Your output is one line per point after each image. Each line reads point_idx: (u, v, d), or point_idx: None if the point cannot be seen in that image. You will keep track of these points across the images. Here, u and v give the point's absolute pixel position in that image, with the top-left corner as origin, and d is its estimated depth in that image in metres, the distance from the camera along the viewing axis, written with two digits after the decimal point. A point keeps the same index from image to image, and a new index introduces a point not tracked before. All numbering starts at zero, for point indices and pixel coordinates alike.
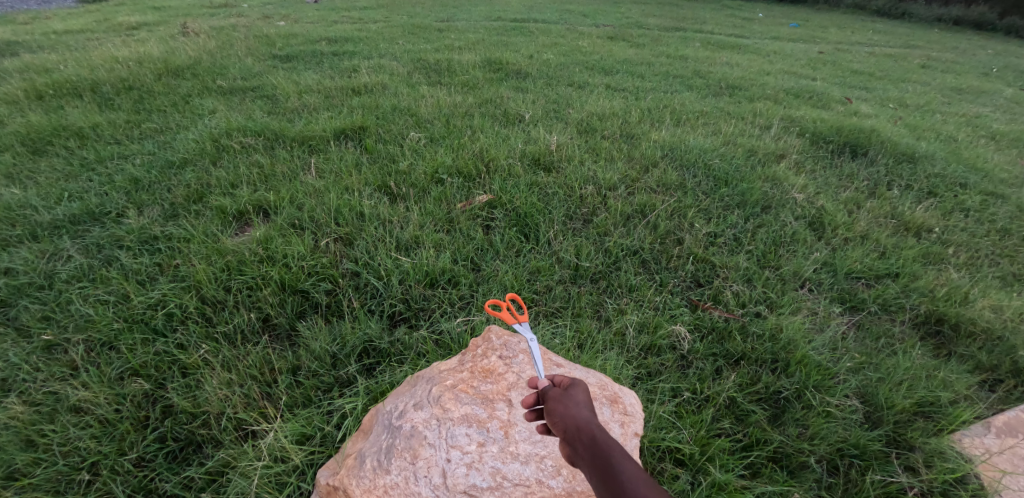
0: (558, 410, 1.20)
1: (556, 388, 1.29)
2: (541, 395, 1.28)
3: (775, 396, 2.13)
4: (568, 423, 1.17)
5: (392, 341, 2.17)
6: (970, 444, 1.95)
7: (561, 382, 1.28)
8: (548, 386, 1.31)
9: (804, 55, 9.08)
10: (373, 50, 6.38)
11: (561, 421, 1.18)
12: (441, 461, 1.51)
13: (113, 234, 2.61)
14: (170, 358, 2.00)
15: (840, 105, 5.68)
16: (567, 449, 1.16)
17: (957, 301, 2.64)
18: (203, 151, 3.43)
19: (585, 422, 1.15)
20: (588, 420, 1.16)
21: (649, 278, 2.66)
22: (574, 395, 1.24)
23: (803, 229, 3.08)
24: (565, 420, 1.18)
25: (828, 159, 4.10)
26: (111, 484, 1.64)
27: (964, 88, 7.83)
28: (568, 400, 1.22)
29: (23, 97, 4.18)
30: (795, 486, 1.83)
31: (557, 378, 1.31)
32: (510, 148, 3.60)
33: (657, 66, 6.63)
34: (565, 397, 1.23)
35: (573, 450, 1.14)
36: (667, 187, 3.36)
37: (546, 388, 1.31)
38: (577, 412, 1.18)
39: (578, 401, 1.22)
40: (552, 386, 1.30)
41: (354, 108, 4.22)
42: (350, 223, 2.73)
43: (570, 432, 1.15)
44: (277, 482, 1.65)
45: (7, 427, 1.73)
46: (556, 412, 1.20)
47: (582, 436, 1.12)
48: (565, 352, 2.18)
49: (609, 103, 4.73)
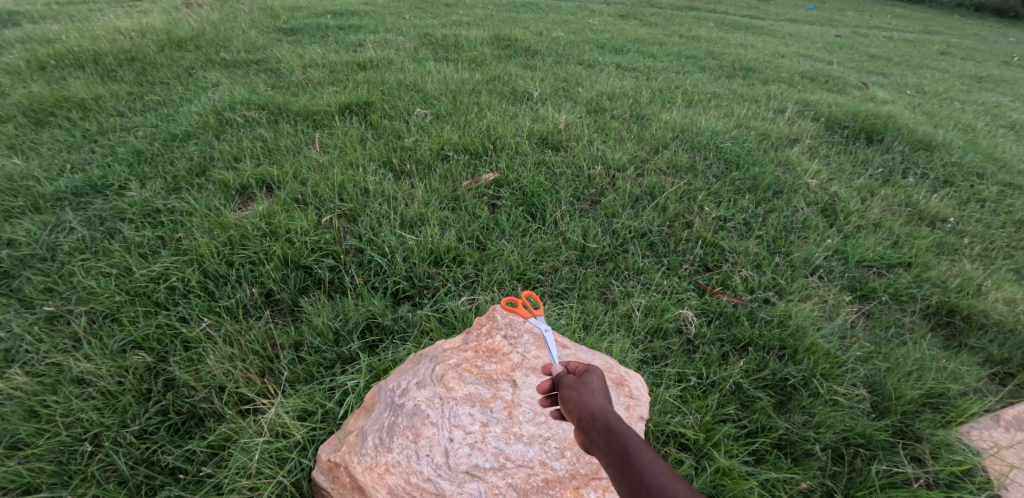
0: (572, 398, 1.17)
1: (571, 374, 1.25)
2: (554, 381, 1.25)
3: (781, 383, 2.11)
4: (582, 410, 1.14)
5: (395, 318, 2.15)
6: (979, 437, 1.93)
7: (575, 368, 1.24)
8: (561, 371, 1.28)
9: (821, 38, 8.84)
10: (380, 24, 6.24)
11: (575, 409, 1.15)
12: (444, 440, 1.48)
13: (116, 206, 2.58)
14: (173, 331, 1.99)
15: (856, 89, 5.55)
16: (581, 437, 1.13)
17: (970, 292, 2.58)
18: (206, 124, 3.38)
19: (599, 409, 1.12)
20: (603, 408, 1.12)
21: (657, 262, 2.61)
22: (589, 382, 1.20)
23: (814, 216, 3.02)
24: (579, 408, 1.14)
25: (843, 145, 4.01)
26: (115, 456, 1.64)
27: (984, 76, 7.64)
28: (583, 387, 1.18)
29: (25, 67, 4.11)
30: (800, 473, 1.81)
31: (571, 364, 1.27)
32: (518, 126, 3.52)
33: (669, 46, 6.46)
34: (580, 384, 1.20)
35: (588, 438, 1.10)
36: (677, 169, 3.29)
37: (559, 374, 1.28)
38: (592, 400, 1.14)
39: (594, 388, 1.19)
40: (565, 372, 1.27)
41: (359, 83, 4.14)
42: (354, 199, 2.69)
43: (584, 420, 1.12)
44: (278, 457, 1.63)
45: (10, 397, 1.72)
46: (571, 400, 1.17)
47: (597, 424, 1.08)
48: (571, 332, 2.15)
49: (619, 82, 4.63)
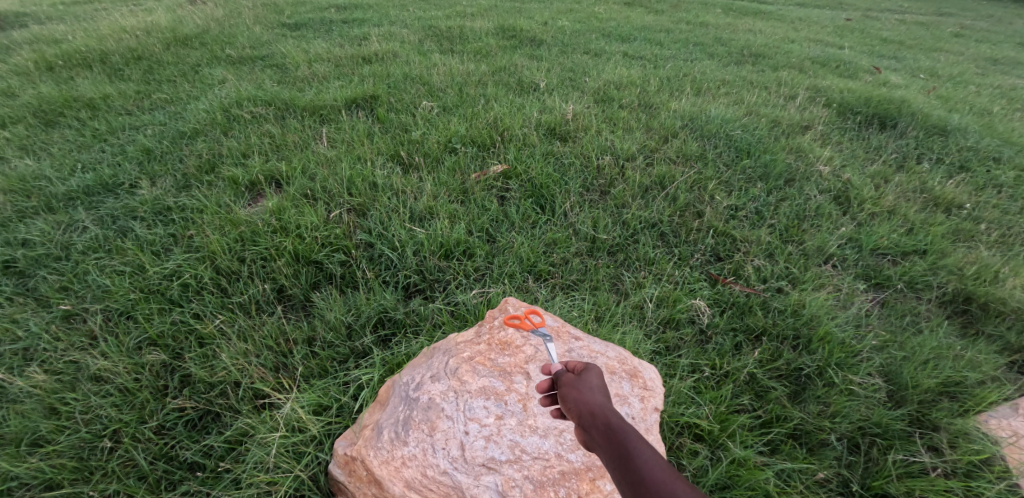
0: (572, 396, 1.16)
1: (570, 373, 1.24)
2: (553, 380, 1.24)
3: (796, 373, 2.10)
4: (582, 408, 1.12)
5: (407, 312, 2.15)
6: (998, 426, 1.89)
7: (574, 367, 1.23)
8: (561, 370, 1.26)
9: (831, 22, 8.69)
10: (384, 17, 6.21)
11: (575, 407, 1.14)
12: (460, 433, 1.48)
13: (127, 205, 2.60)
14: (187, 328, 2.01)
15: (868, 74, 5.46)
16: (582, 435, 1.11)
17: (987, 280, 2.54)
18: (214, 121, 3.39)
19: (599, 406, 1.10)
20: (602, 404, 1.11)
21: (668, 252, 2.60)
22: (588, 380, 1.19)
23: (828, 204, 2.98)
24: (578, 406, 1.13)
25: (855, 131, 3.95)
26: (134, 451, 1.66)
27: (999, 58, 7.48)
28: (582, 384, 1.17)
29: (34, 68, 4.14)
30: (815, 463, 1.80)
31: (570, 362, 1.26)
32: (525, 117, 3.50)
33: (676, 33, 6.37)
34: (579, 382, 1.18)
35: (588, 436, 1.09)
36: (687, 158, 3.26)
37: (559, 373, 1.27)
38: (591, 398, 1.13)
39: (593, 385, 1.17)
40: (565, 370, 1.26)
41: (365, 77, 4.13)
42: (363, 193, 2.69)
43: (584, 418, 1.11)
44: (295, 452, 1.64)
45: (30, 396, 1.75)
46: (570, 398, 1.16)
47: (596, 422, 1.07)
48: (583, 324, 2.14)
49: (626, 71, 4.58)
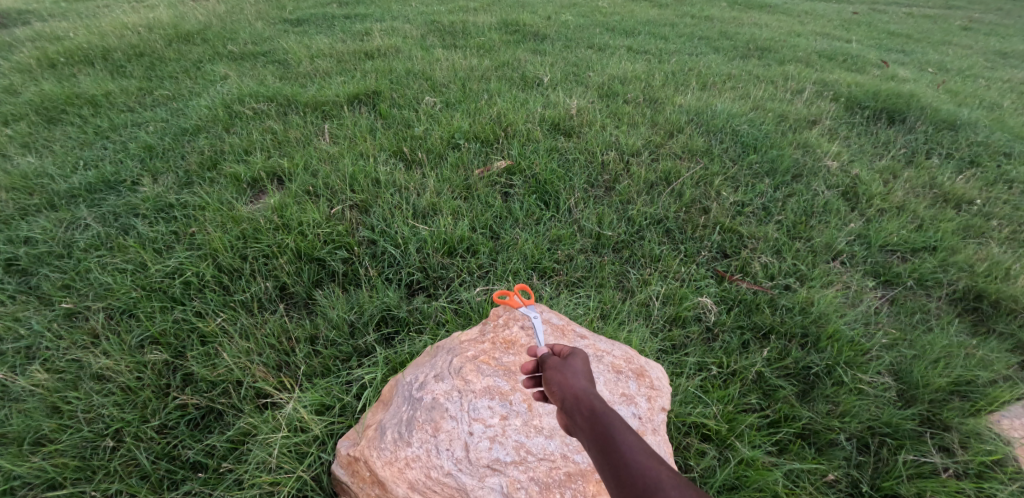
0: (556, 379, 1.14)
1: (555, 357, 1.22)
2: (538, 363, 1.22)
3: (804, 372, 2.07)
4: (566, 392, 1.10)
5: (410, 310, 2.13)
6: (1010, 426, 1.84)
7: (560, 350, 1.21)
8: (547, 354, 1.24)
9: (837, 16, 8.59)
10: (386, 12, 6.16)
11: (559, 391, 1.12)
12: (463, 434, 1.46)
13: (129, 202, 2.59)
14: (189, 326, 2.00)
15: (876, 68, 5.40)
16: (565, 419, 1.09)
17: (999, 277, 2.50)
18: (216, 117, 3.37)
19: (583, 391, 1.08)
20: (587, 389, 1.09)
21: (674, 248, 2.56)
22: (573, 364, 1.17)
23: (836, 199, 2.94)
24: (562, 390, 1.11)
25: (863, 126, 3.89)
26: (136, 451, 1.65)
27: (1009, 52, 7.38)
28: (567, 368, 1.15)
29: (36, 65, 4.12)
30: (824, 464, 1.78)
31: (556, 346, 1.24)
32: (529, 112, 3.46)
33: (681, 27, 6.30)
34: (564, 366, 1.16)
35: (571, 421, 1.07)
36: (693, 153, 3.22)
37: (544, 356, 1.24)
38: (576, 382, 1.11)
39: (578, 370, 1.15)
40: (551, 354, 1.24)
41: (367, 73, 4.10)
42: (365, 189, 2.66)
43: (568, 402, 1.09)
44: (297, 452, 1.62)
45: (32, 394, 1.74)
46: (554, 381, 1.14)
47: (581, 407, 1.05)
48: (588, 322, 2.11)
49: (631, 66, 4.53)
